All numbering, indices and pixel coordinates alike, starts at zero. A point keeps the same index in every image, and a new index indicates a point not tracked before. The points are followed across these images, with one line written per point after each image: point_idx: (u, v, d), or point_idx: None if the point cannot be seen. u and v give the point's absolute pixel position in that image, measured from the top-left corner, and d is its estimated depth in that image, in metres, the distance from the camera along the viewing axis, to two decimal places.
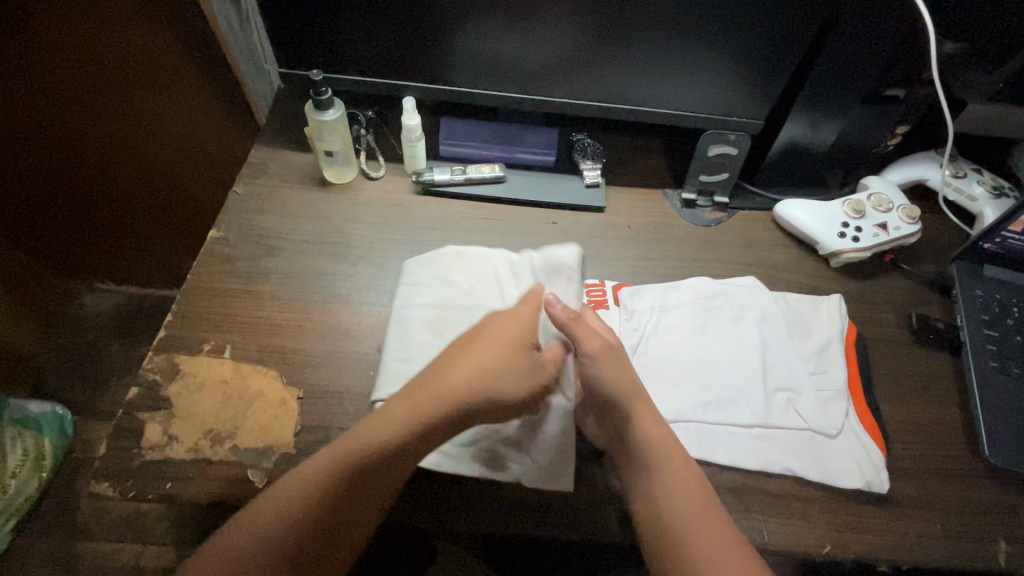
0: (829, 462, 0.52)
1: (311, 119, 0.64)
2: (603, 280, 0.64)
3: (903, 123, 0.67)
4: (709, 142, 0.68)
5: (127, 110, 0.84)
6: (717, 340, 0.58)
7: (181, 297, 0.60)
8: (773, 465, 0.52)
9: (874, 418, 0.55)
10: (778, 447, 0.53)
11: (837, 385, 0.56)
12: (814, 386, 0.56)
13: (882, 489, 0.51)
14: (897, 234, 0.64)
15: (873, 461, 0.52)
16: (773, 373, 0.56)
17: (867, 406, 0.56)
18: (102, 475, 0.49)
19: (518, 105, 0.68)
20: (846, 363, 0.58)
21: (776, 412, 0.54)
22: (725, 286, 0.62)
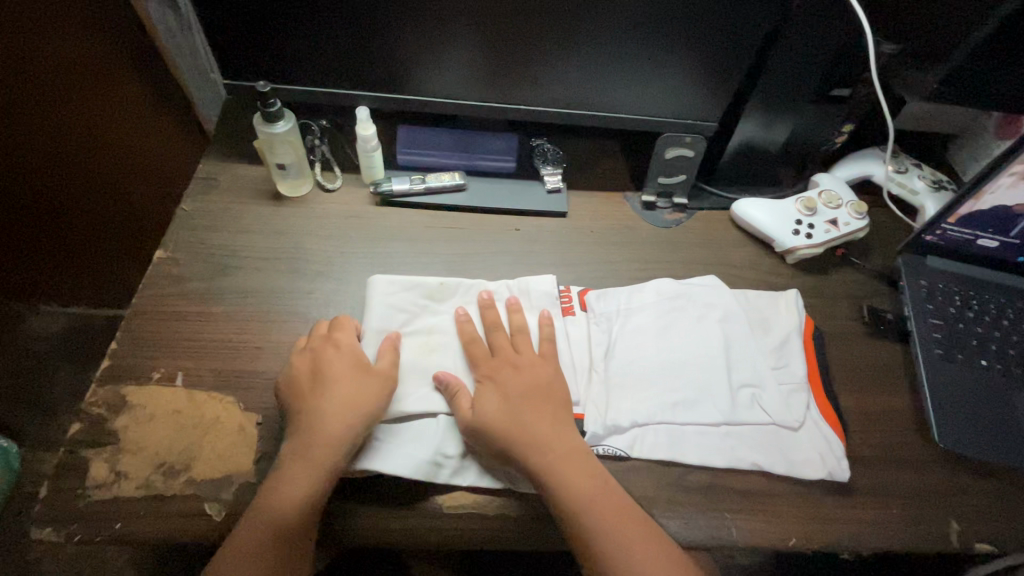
0: (796, 454, 0.53)
1: (260, 131, 0.61)
2: (569, 285, 0.64)
3: (847, 121, 0.70)
4: (665, 145, 0.69)
5: (65, 121, 0.79)
6: (683, 340, 0.58)
7: (126, 324, 0.57)
8: (742, 462, 0.53)
9: (834, 409, 0.57)
10: (745, 443, 0.54)
11: (798, 377, 0.57)
12: (776, 380, 0.57)
13: (846, 477, 0.53)
14: (847, 229, 0.66)
15: (835, 449, 0.54)
16: (737, 371, 0.57)
17: (826, 397, 0.57)
18: (45, 520, 0.46)
19: (476, 111, 0.67)
20: (806, 356, 0.59)
21: (742, 410, 0.55)
22: (688, 286, 0.63)
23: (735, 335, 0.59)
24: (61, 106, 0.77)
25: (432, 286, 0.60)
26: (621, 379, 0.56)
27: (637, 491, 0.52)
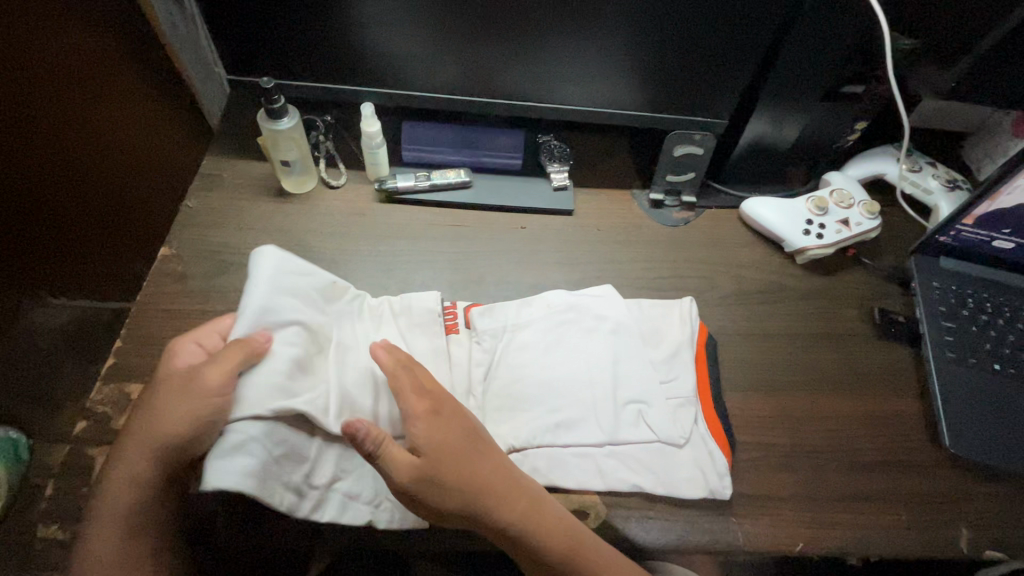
0: (622, 475, 0.51)
1: (264, 128, 0.61)
2: (454, 300, 0.61)
3: (861, 119, 0.69)
4: (673, 142, 0.68)
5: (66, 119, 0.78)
6: (566, 358, 0.57)
7: (129, 322, 0.56)
8: (622, 485, 0.51)
9: (721, 423, 0.55)
10: (627, 465, 0.52)
11: (688, 393, 0.56)
12: (665, 396, 0.55)
13: (728, 495, 0.51)
14: (858, 229, 0.65)
15: (677, 471, 0.52)
16: (625, 386, 0.55)
17: (714, 410, 0.55)
18: (50, 518, 0.46)
19: (482, 107, 0.66)
20: (696, 367, 0.57)
21: (627, 428, 0.53)
22: (578, 299, 0.61)
23: (632, 349, 0.58)
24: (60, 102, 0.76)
25: (326, 284, 0.54)
26: (498, 402, 0.54)
27: (639, 494, 0.51)
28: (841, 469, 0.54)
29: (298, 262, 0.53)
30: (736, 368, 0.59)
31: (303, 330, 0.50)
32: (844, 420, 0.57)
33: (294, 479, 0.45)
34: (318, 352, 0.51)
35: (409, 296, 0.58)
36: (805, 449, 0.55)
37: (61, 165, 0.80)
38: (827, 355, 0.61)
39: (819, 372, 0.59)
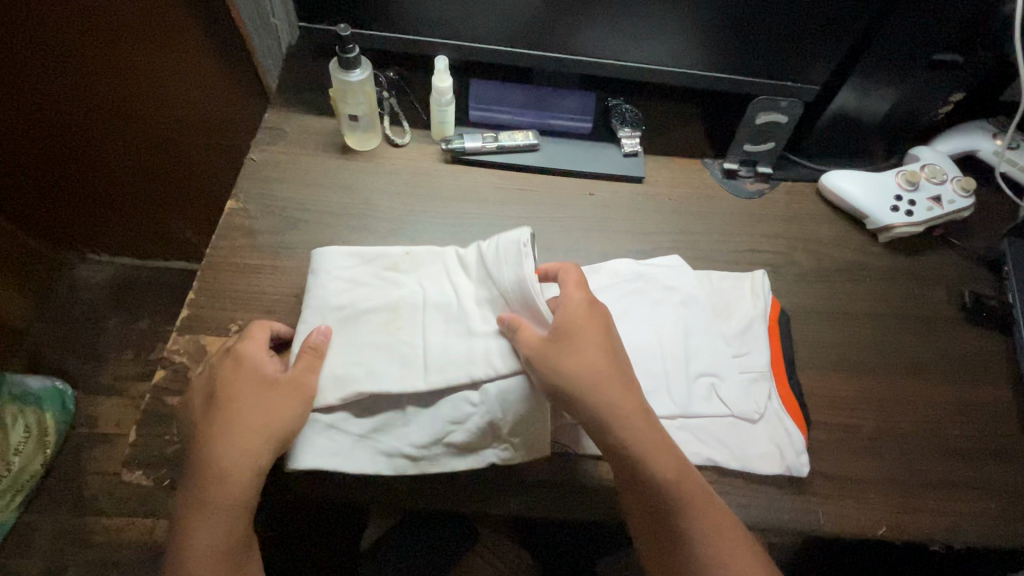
0: (694, 448, 0.50)
1: (335, 79, 0.58)
2: None
3: (956, 91, 0.64)
4: (759, 108, 0.64)
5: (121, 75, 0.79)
6: (635, 326, 0.55)
7: (200, 274, 0.56)
8: (692, 458, 0.50)
9: (797, 400, 0.53)
10: (700, 437, 0.51)
11: (760, 367, 0.54)
12: (736, 369, 0.54)
13: (804, 469, 0.50)
14: (952, 207, 0.62)
15: (752, 447, 0.50)
16: (696, 359, 0.54)
17: (790, 388, 0.54)
18: (134, 463, 0.46)
19: (559, 66, 0.63)
20: (769, 344, 0.56)
21: (698, 401, 0.52)
22: (647, 268, 0.59)
23: (705, 320, 0.56)
24: (117, 60, 0.77)
25: (396, 258, 0.56)
26: None
27: (717, 469, 0.50)
28: (925, 454, 0.52)
29: (366, 250, 0.56)
30: (815, 347, 0.57)
31: (381, 310, 0.52)
32: (928, 405, 0.55)
33: (389, 445, 0.47)
34: (404, 321, 0.51)
35: (497, 236, 0.51)
36: (888, 432, 0.53)
37: (107, 103, 0.82)
38: (910, 337, 0.58)
39: (902, 355, 0.57)
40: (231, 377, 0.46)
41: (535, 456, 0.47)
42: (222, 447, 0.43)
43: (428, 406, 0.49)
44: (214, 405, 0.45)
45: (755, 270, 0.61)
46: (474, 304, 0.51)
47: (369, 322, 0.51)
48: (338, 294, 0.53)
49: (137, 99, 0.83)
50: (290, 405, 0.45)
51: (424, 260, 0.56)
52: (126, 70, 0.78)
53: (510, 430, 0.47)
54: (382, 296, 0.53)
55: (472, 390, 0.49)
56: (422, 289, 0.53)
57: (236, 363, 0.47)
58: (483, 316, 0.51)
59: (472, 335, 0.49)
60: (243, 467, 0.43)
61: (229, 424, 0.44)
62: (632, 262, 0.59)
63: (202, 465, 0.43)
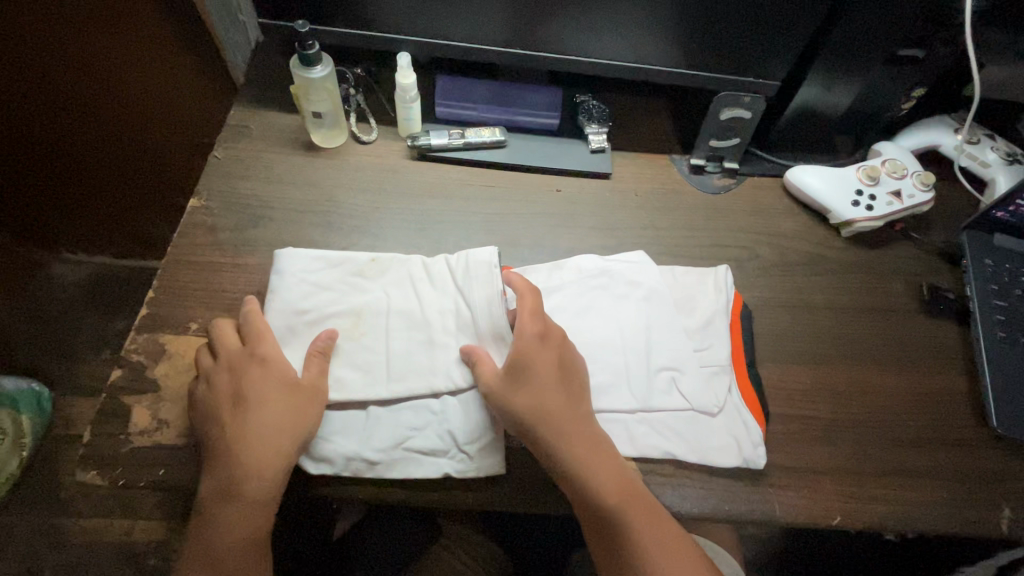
0: (654, 442, 0.50)
1: (296, 75, 0.58)
2: None
3: (919, 85, 0.64)
4: (723, 103, 0.64)
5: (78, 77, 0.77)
6: (598, 321, 0.55)
7: (161, 272, 0.55)
8: (651, 453, 0.50)
9: (757, 393, 0.54)
10: (659, 431, 0.51)
11: (720, 361, 0.54)
12: (697, 363, 0.54)
13: (761, 462, 0.50)
14: (911, 201, 0.62)
15: (711, 441, 0.51)
16: (658, 353, 0.54)
17: (750, 381, 0.54)
18: (90, 463, 0.46)
19: (523, 62, 0.63)
20: (730, 338, 0.56)
21: (659, 395, 0.52)
22: (611, 263, 0.59)
23: (668, 314, 0.56)
24: (76, 58, 0.75)
25: (363, 263, 0.55)
26: None
27: (676, 462, 0.51)
28: (881, 444, 0.53)
29: (330, 254, 0.55)
30: (777, 340, 0.58)
31: (345, 315, 0.52)
32: (887, 396, 0.55)
33: (348, 450, 0.47)
34: (367, 327, 0.52)
35: (468, 251, 0.55)
36: (846, 424, 0.53)
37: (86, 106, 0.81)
38: (871, 330, 0.59)
39: (863, 347, 0.58)
40: (257, 383, 0.47)
41: (493, 471, 0.47)
42: (244, 447, 0.44)
43: (391, 411, 0.49)
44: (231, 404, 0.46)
45: (718, 265, 0.61)
46: (436, 313, 0.53)
47: (332, 327, 0.51)
48: (300, 294, 0.52)
49: (100, 99, 0.82)
50: (304, 405, 0.46)
51: (390, 265, 0.55)
52: (83, 70, 0.77)
53: (469, 439, 0.48)
54: (345, 302, 0.53)
55: (432, 399, 0.49)
56: (385, 295, 0.53)
57: (261, 366, 0.47)
58: (447, 327, 0.52)
59: (434, 346, 0.51)
60: (264, 464, 0.44)
61: (259, 428, 0.45)
62: (597, 258, 0.59)
63: (231, 466, 0.44)
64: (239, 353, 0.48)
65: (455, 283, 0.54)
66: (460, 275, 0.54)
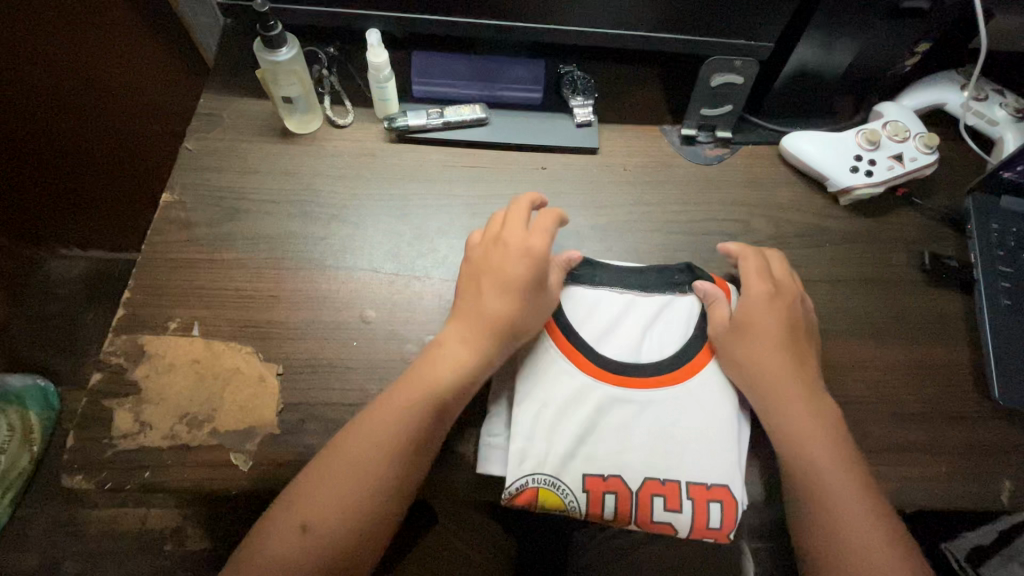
0: (568, 413, 0.49)
1: (261, 59, 0.55)
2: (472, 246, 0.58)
3: (923, 41, 0.60)
4: (711, 70, 0.60)
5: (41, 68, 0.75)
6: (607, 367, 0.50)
7: (138, 270, 0.54)
8: (569, 448, 0.47)
9: (715, 448, 0.47)
10: (573, 426, 0.48)
11: (685, 440, 0.48)
12: (656, 432, 0.48)
13: (721, 480, 0.46)
14: (913, 165, 0.59)
15: (665, 463, 0.47)
16: (637, 418, 0.49)
17: (713, 447, 0.47)
18: (75, 468, 0.46)
19: (500, 34, 0.59)
20: (716, 451, 0.47)
21: (606, 427, 0.48)
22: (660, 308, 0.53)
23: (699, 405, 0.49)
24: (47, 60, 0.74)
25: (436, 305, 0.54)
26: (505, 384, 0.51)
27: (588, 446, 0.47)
28: (881, 420, 0.51)
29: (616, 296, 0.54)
30: None
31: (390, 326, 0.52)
32: (885, 370, 0.54)
33: None
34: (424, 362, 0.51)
35: None
36: (844, 402, 0.52)
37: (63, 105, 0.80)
38: (870, 303, 0.57)
39: (862, 320, 0.56)
40: (421, 383, 0.46)
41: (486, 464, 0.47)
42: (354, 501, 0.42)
43: None
44: (473, 317, 0.49)
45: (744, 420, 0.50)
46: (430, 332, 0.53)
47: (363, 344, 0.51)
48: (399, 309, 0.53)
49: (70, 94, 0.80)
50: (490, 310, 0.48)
51: (416, 300, 0.55)
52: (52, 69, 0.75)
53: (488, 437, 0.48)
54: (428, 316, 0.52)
55: None
56: (395, 313, 0.54)
57: (484, 294, 0.49)
58: None
59: None
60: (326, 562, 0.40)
61: (470, 329, 0.48)
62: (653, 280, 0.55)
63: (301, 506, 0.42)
64: (513, 245, 0.50)
65: None
66: None
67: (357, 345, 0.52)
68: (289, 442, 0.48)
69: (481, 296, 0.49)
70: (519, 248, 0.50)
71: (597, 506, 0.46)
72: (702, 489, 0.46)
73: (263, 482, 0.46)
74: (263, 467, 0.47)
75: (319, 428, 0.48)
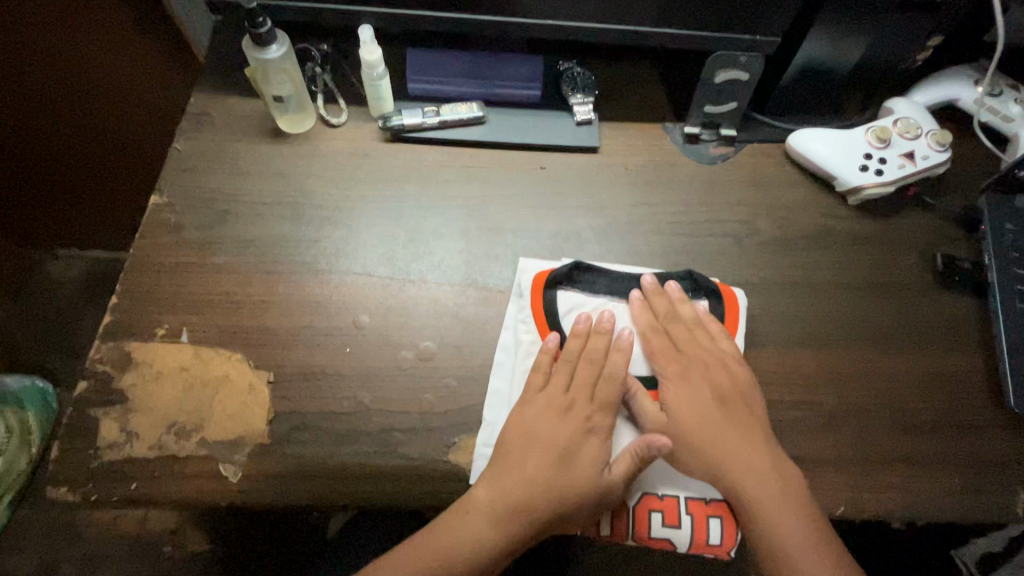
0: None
1: (251, 57, 0.54)
2: (468, 249, 0.57)
3: (936, 34, 0.58)
4: (715, 65, 0.58)
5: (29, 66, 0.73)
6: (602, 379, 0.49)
7: (126, 275, 0.53)
8: None
9: None
10: None
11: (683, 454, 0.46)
12: None
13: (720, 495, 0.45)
14: (925, 163, 0.57)
15: (661, 478, 0.45)
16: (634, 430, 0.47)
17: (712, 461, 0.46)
18: (59, 480, 0.45)
19: (497, 29, 0.58)
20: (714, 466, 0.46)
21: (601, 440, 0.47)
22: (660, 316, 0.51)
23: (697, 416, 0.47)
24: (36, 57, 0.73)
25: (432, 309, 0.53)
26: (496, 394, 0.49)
27: None
28: (890, 429, 0.50)
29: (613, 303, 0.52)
30: (779, 320, 0.54)
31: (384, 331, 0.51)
32: (894, 376, 0.52)
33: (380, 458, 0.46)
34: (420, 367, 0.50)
35: (477, 275, 0.55)
36: (853, 410, 0.50)
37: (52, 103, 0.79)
38: (880, 307, 0.55)
39: (872, 325, 0.54)
40: (472, 522, 0.42)
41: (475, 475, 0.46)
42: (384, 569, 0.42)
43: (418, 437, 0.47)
44: (535, 454, 0.45)
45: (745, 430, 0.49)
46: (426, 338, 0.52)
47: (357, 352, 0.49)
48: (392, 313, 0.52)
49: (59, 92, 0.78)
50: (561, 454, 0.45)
51: (411, 304, 0.53)
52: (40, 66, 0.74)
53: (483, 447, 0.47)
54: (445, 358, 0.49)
55: (421, 402, 0.49)
56: (390, 318, 0.52)
57: (549, 431, 0.46)
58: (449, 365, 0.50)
59: (432, 370, 0.50)
60: None
61: (537, 465, 0.44)
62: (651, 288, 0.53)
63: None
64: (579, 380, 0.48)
65: (466, 317, 0.53)
66: (459, 323, 0.53)
67: (349, 351, 0.51)
68: (279, 453, 0.46)
69: (544, 422, 0.46)
70: (595, 379, 0.47)
71: (592, 522, 0.44)
72: (701, 504, 0.45)
73: (253, 494, 0.45)
74: (252, 478, 0.46)
75: (310, 437, 0.47)
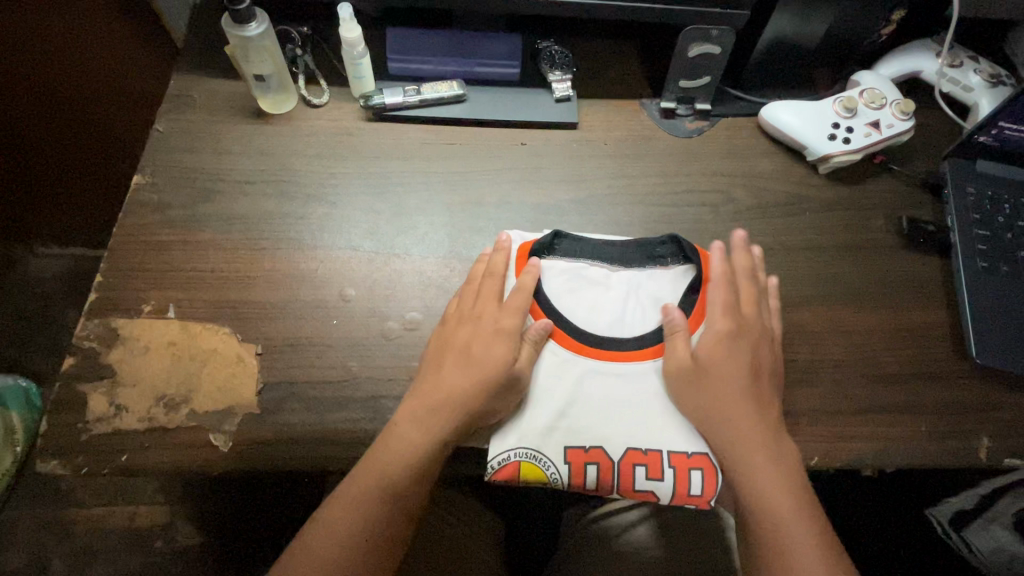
0: (547, 387, 0.48)
1: (230, 35, 0.54)
2: (452, 222, 0.58)
3: (898, 8, 0.60)
4: (689, 40, 0.60)
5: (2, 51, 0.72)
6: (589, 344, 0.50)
7: (111, 253, 0.53)
8: (551, 422, 0.47)
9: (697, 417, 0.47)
10: (554, 402, 0.47)
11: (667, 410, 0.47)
12: (638, 403, 0.47)
13: (701, 449, 0.46)
14: (890, 131, 0.60)
15: (645, 434, 0.46)
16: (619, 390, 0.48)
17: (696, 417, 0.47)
18: (49, 453, 0.45)
19: (475, 6, 0.59)
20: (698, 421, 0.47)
21: (588, 401, 0.48)
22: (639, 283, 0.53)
23: None
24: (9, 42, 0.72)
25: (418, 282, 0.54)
26: None
27: (569, 420, 0.47)
28: (862, 382, 0.52)
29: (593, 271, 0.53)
30: None
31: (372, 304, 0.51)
32: (865, 333, 0.54)
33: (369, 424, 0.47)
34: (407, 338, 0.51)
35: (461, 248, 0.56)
36: (825, 366, 0.52)
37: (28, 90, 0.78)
38: (850, 269, 0.57)
39: (843, 286, 0.56)
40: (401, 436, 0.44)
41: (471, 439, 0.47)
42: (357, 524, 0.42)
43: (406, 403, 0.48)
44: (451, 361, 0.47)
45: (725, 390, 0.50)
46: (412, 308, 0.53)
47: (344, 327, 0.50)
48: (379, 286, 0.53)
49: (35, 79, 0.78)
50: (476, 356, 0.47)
51: (396, 277, 0.54)
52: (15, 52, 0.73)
53: None
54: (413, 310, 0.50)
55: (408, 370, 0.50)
56: (376, 291, 0.53)
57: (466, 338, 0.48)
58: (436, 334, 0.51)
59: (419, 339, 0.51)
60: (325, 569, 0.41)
61: (450, 369, 0.47)
62: (630, 260, 0.54)
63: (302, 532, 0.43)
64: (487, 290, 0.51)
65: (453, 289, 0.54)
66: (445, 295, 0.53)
67: (337, 323, 0.51)
68: (269, 421, 0.47)
69: (459, 334, 0.49)
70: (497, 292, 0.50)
71: (580, 477, 0.46)
72: (683, 458, 0.46)
73: (246, 461, 0.46)
74: (244, 446, 0.46)
75: (300, 406, 0.48)
